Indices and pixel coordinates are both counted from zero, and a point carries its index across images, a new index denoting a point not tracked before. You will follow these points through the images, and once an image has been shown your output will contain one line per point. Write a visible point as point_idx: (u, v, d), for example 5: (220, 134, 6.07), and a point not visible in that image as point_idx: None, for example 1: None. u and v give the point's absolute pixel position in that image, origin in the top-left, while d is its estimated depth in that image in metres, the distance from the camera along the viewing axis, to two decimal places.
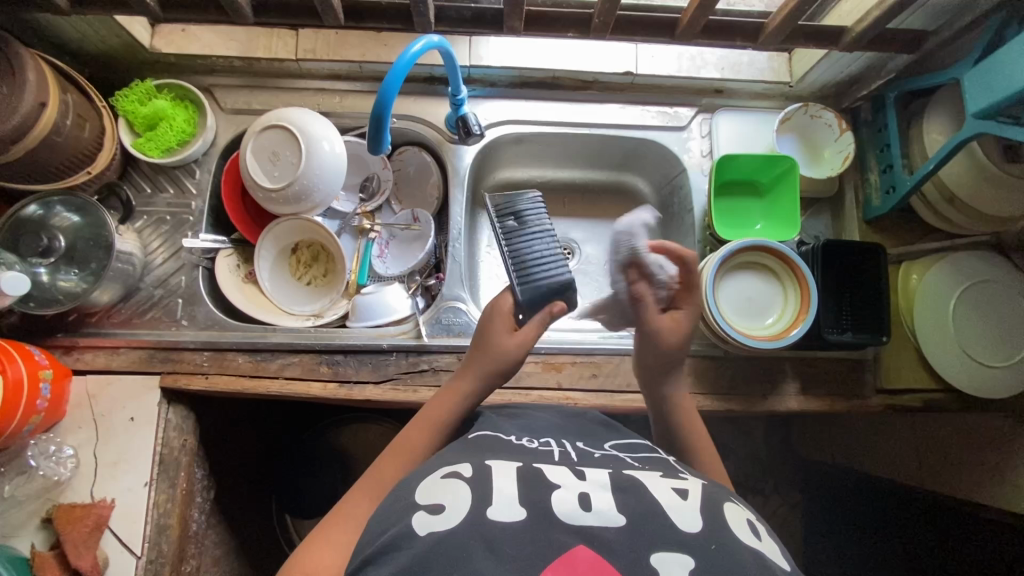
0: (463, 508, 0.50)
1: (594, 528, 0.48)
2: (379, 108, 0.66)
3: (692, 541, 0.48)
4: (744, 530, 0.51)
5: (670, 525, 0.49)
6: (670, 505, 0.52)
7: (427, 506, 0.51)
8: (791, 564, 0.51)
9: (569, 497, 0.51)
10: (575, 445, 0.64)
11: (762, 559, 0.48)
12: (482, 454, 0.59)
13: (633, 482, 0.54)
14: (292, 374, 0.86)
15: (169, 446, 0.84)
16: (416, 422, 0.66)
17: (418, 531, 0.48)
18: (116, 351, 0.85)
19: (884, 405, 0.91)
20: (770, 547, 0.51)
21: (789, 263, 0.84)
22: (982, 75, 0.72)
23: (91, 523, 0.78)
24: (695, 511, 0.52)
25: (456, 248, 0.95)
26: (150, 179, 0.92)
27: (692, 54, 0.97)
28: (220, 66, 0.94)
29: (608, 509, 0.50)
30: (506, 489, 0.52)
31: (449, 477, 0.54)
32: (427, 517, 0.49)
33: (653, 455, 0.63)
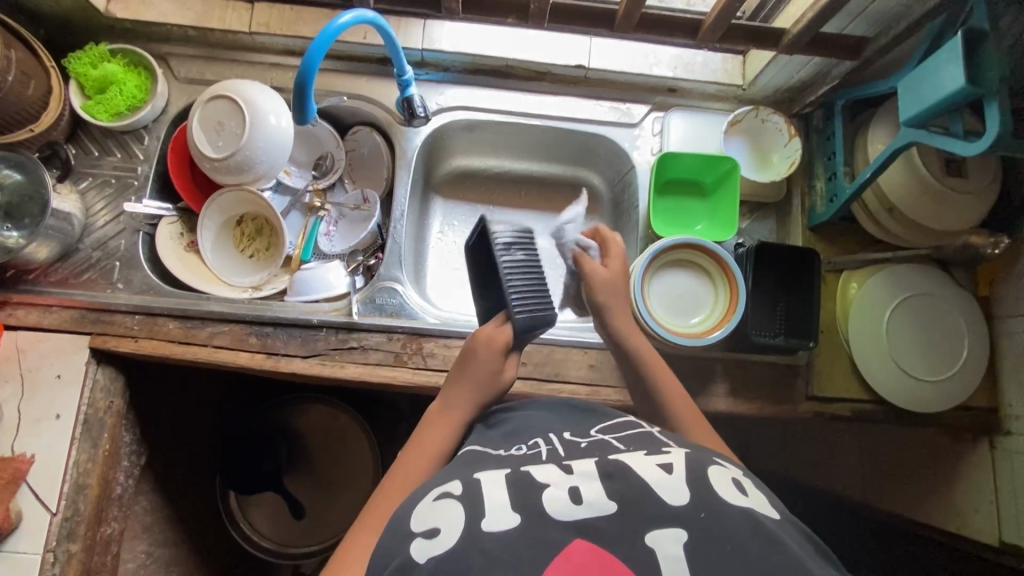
0: (458, 524, 0.50)
1: (588, 520, 0.49)
2: (301, 79, 0.67)
3: (683, 514, 0.49)
4: (730, 490, 0.53)
5: (659, 502, 0.50)
6: (655, 481, 0.52)
7: (422, 532, 0.51)
8: (779, 510, 0.53)
9: (559, 495, 0.51)
10: (561, 437, 0.61)
11: (751, 514, 0.50)
12: (471, 467, 0.57)
13: (622, 468, 0.54)
14: (221, 343, 0.86)
15: (95, 407, 0.85)
16: (409, 456, 0.66)
17: (417, 559, 0.48)
18: (48, 310, 0.86)
19: (813, 412, 0.90)
20: (757, 499, 0.53)
21: (720, 260, 0.83)
22: (913, 83, 0.71)
23: (7, 476, 0.79)
24: (681, 484, 0.52)
25: (397, 229, 0.95)
26: (99, 142, 0.92)
27: (646, 50, 0.97)
28: (175, 35, 0.94)
29: (598, 498, 0.51)
30: (496, 496, 0.52)
31: (441, 499, 0.53)
32: (424, 543, 0.49)
33: (639, 432, 0.62)
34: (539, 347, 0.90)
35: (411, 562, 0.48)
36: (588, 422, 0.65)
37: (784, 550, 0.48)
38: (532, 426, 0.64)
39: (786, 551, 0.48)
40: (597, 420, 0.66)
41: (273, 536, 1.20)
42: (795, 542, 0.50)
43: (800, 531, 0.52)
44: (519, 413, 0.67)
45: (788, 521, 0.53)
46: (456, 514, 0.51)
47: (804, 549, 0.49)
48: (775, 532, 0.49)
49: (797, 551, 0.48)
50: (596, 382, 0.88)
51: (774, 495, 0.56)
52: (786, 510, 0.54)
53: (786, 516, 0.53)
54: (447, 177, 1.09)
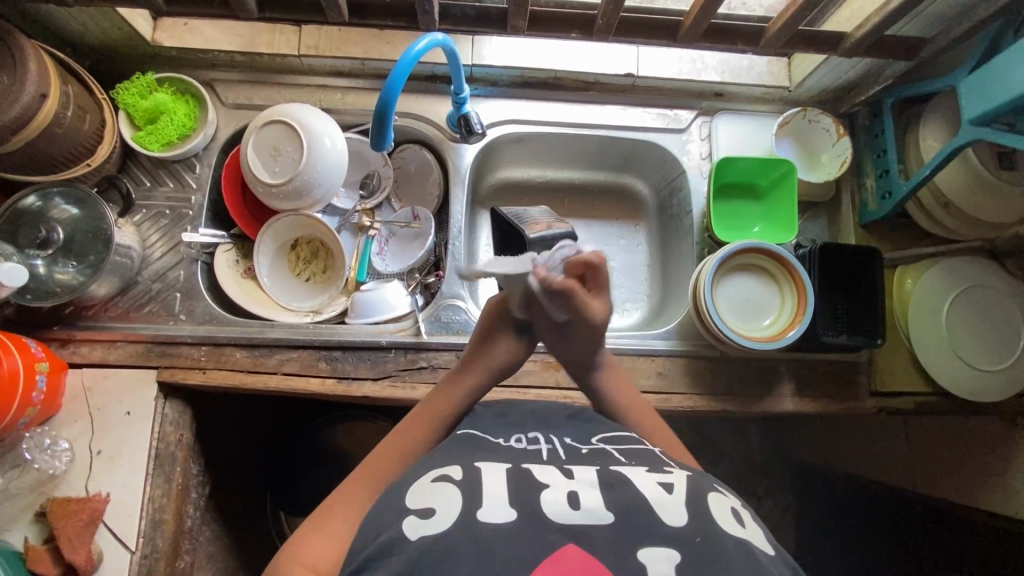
0: (454, 511, 0.49)
1: (583, 527, 0.48)
2: (382, 105, 0.66)
3: (679, 535, 0.48)
4: (727, 518, 0.52)
5: (656, 520, 0.49)
6: (656, 500, 0.51)
7: (417, 511, 0.50)
8: (775, 551, 0.52)
9: (558, 497, 0.51)
10: (562, 439, 0.63)
11: (745, 544, 0.49)
12: (470, 456, 0.58)
13: (621, 480, 0.54)
14: (291, 369, 0.85)
15: (165, 441, 0.84)
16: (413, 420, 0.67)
17: (410, 536, 0.48)
18: (113, 345, 0.85)
19: (877, 408, 0.92)
20: (753, 533, 0.52)
21: (790, 270, 0.84)
22: (977, 84, 0.73)
23: (86, 518, 0.77)
24: (680, 505, 0.51)
25: (455, 246, 0.95)
26: (150, 173, 0.91)
27: (692, 57, 0.97)
28: (222, 60, 0.93)
29: (596, 507, 0.50)
30: (494, 491, 0.51)
31: (441, 481, 0.54)
32: (418, 523, 0.49)
33: (639, 448, 0.63)
34: None
35: (401, 538, 0.48)
36: (590, 428, 0.67)
37: None
38: (535, 423, 0.67)
39: None
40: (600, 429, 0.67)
41: None
42: None
43: (789, 570, 0.50)
44: (519, 407, 0.73)
45: (780, 558, 0.51)
46: (453, 499, 0.51)
47: None
48: (765, 565, 0.48)
49: None
50: (665, 389, 0.89)
51: (773, 535, 0.54)
52: (780, 548, 0.53)
53: (781, 554, 0.52)
54: (492, 190, 1.09)
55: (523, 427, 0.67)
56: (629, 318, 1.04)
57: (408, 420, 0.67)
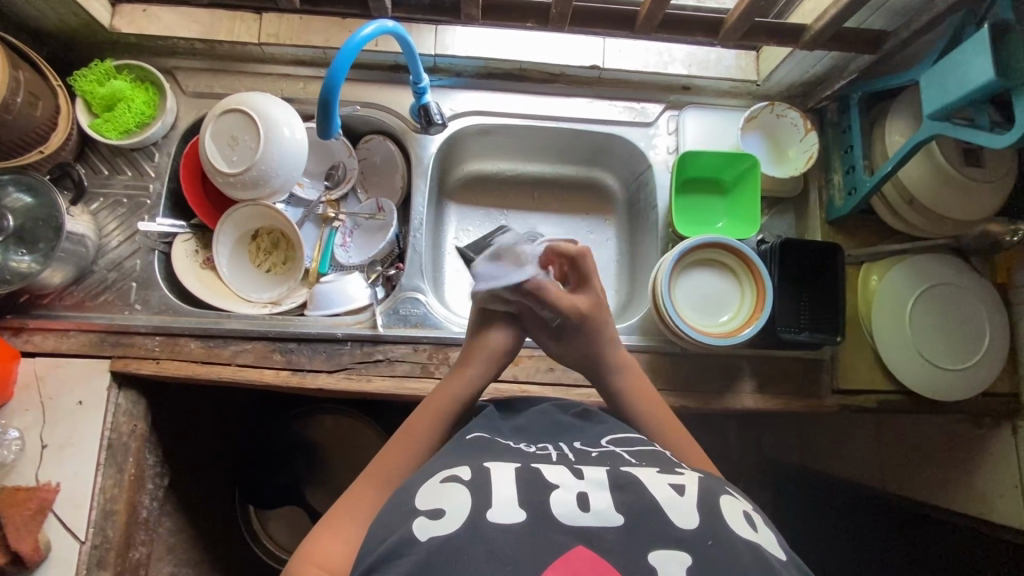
0: (462, 513, 0.49)
1: (594, 529, 0.48)
2: (326, 92, 0.66)
3: (690, 539, 0.48)
4: (740, 523, 0.51)
5: (667, 523, 0.49)
6: (666, 502, 0.51)
7: (427, 511, 0.50)
8: (786, 555, 0.51)
9: (568, 498, 0.50)
10: (571, 444, 0.62)
11: (758, 550, 0.48)
12: (480, 456, 0.57)
13: (632, 480, 0.53)
14: (245, 361, 0.85)
15: (118, 431, 0.83)
16: (421, 413, 0.68)
17: (420, 537, 0.48)
18: (66, 334, 0.84)
19: (839, 405, 0.91)
20: (765, 538, 0.51)
21: (750, 265, 0.84)
22: (938, 76, 0.71)
23: (34, 507, 0.77)
24: (692, 508, 0.51)
25: (416, 238, 0.94)
26: (108, 161, 0.91)
27: (660, 49, 0.96)
28: (182, 48, 0.92)
29: (606, 509, 0.49)
30: (504, 491, 0.51)
31: (449, 482, 0.53)
32: (428, 523, 0.49)
33: (647, 448, 0.62)
34: None
35: (411, 539, 0.48)
36: (599, 431, 0.65)
37: None
38: (542, 430, 0.65)
39: None
40: (607, 429, 0.66)
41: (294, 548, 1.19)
42: None
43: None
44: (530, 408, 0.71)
45: (792, 563, 0.51)
46: (462, 500, 0.50)
47: None
48: (779, 571, 0.47)
49: None
50: None
51: (783, 539, 0.53)
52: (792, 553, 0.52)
53: (792, 558, 0.51)
54: (460, 183, 1.08)
55: (531, 434, 0.65)
56: None
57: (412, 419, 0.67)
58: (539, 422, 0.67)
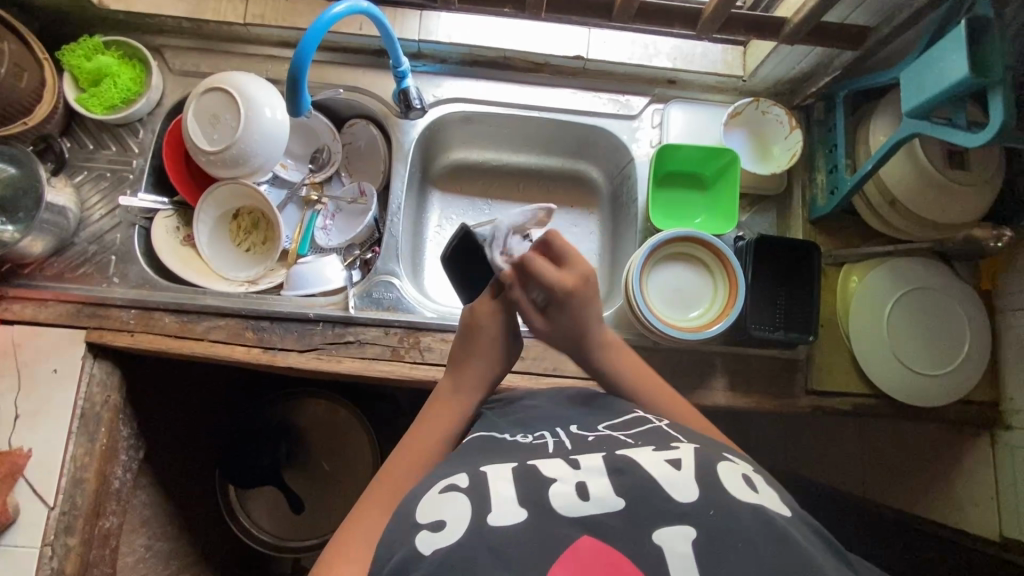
0: (463, 519, 0.49)
1: (597, 517, 0.48)
2: (294, 69, 0.66)
3: (692, 511, 0.48)
4: (740, 486, 0.51)
5: (666, 499, 0.49)
6: (663, 478, 0.51)
7: (428, 524, 0.50)
8: (791, 510, 0.52)
9: (567, 489, 0.50)
10: (568, 431, 0.62)
11: (762, 511, 0.49)
12: (475, 461, 0.57)
13: (629, 462, 0.53)
14: (218, 336, 0.86)
15: (91, 401, 0.85)
16: (421, 427, 0.68)
17: (423, 551, 0.47)
18: (44, 304, 0.85)
19: (813, 406, 0.90)
20: (767, 497, 0.52)
21: (727, 262, 0.82)
22: (915, 74, 0.71)
23: (4, 472, 0.79)
24: (690, 480, 0.51)
25: (394, 223, 0.94)
26: (94, 136, 0.92)
27: (645, 41, 0.96)
28: (170, 26, 0.93)
29: (606, 494, 0.50)
30: (502, 490, 0.51)
31: (448, 491, 0.52)
32: (429, 536, 0.48)
33: (647, 427, 0.62)
34: (538, 341, 0.89)
35: (415, 556, 0.47)
36: (595, 418, 0.65)
37: (794, 547, 0.46)
38: (542, 418, 0.65)
39: (799, 548, 0.46)
40: (606, 414, 0.66)
41: (272, 529, 1.20)
42: (807, 541, 0.48)
43: (811, 529, 0.50)
44: (519, 402, 0.72)
45: (799, 518, 0.51)
46: (461, 507, 0.50)
47: (815, 546, 0.48)
48: (785, 528, 0.48)
49: (806, 546, 0.47)
50: (594, 376, 0.88)
51: (785, 493, 0.54)
52: (796, 506, 0.53)
53: (799, 514, 0.52)
54: (445, 170, 1.08)
55: (530, 424, 0.65)
56: None
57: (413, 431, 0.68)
58: (537, 415, 0.67)
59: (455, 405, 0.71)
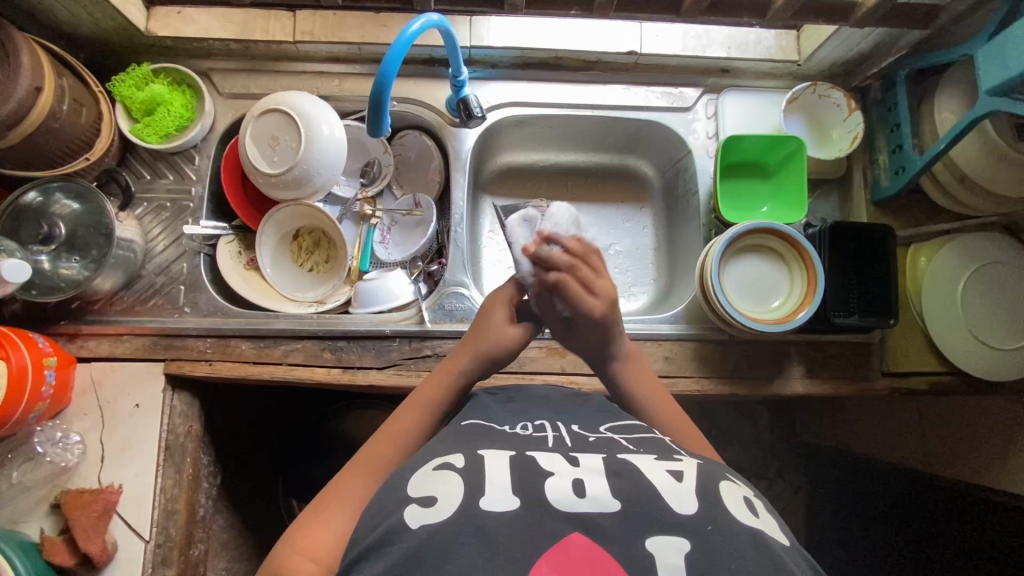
0: (455, 499, 0.49)
1: (590, 515, 0.47)
2: (378, 89, 0.65)
3: (688, 523, 0.47)
4: (742, 509, 0.50)
5: (664, 507, 0.48)
6: (664, 487, 0.50)
7: (419, 499, 0.50)
8: (789, 540, 0.51)
9: (563, 485, 0.50)
10: (569, 428, 0.62)
11: (759, 534, 0.48)
12: (474, 442, 0.57)
13: (628, 468, 0.53)
14: (296, 360, 0.86)
15: (175, 432, 0.85)
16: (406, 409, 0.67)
17: (411, 524, 0.48)
18: (119, 339, 0.85)
19: (890, 388, 0.90)
20: (767, 523, 0.51)
21: (808, 262, 0.82)
22: (996, 52, 0.71)
23: (99, 509, 0.79)
24: (690, 493, 0.50)
25: (457, 233, 0.94)
26: (150, 166, 0.91)
27: (698, 32, 0.94)
28: (217, 49, 0.92)
29: (602, 495, 0.49)
30: (499, 479, 0.51)
31: (442, 469, 0.53)
32: (419, 511, 0.49)
33: (649, 436, 0.61)
34: None
35: (401, 527, 0.48)
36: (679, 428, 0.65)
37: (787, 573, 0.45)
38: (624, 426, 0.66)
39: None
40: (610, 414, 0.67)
41: None
42: (800, 569, 0.47)
43: (806, 563, 0.49)
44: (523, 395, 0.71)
45: (796, 549, 0.51)
46: (455, 487, 0.50)
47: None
48: (780, 555, 0.47)
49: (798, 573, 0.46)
50: (671, 373, 0.88)
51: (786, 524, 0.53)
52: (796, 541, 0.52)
53: (795, 544, 0.51)
54: (494, 175, 1.07)
55: (531, 417, 0.64)
56: (635, 302, 1.03)
57: (405, 403, 0.68)
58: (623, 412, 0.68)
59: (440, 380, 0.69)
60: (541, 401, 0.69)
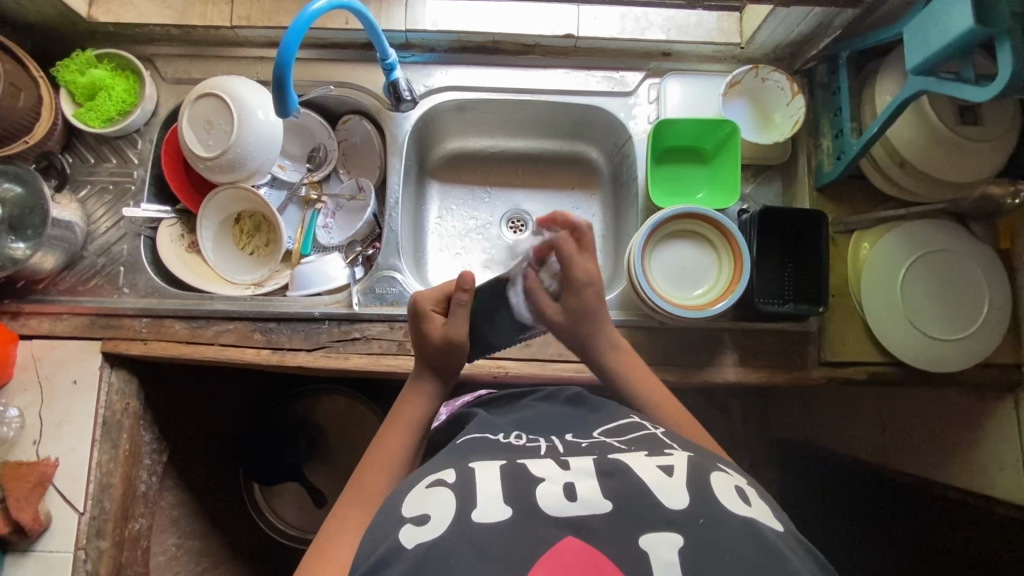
0: (448, 516, 0.48)
1: (582, 519, 0.47)
2: (278, 70, 0.68)
3: (680, 518, 0.47)
4: (733, 499, 0.50)
5: (655, 505, 0.48)
6: (655, 484, 0.50)
7: (414, 518, 0.49)
8: (784, 525, 0.51)
9: (554, 490, 0.49)
10: (562, 437, 0.60)
11: (751, 524, 0.48)
12: (465, 456, 0.56)
13: (620, 466, 0.52)
14: (227, 340, 0.87)
15: (112, 409, 0.87)
16: (387, 434, 0.67)
17: (406, 545, 0.46)
18: (59, 317, 0.88)
19: (825, 378, 0.88)
20: (761, 511, 0.50)
21: (737, 256, 0.81)
22: (919, 30, 0.68)
23: (34, 480, 0.81)
24: (681, 487, 0.50)
25: (392, 217, 0.94)
26: (94, 150, 0.93)
27: (636, 15, 0.93)
28: (159, 35, 0.94)
29: (593, 496, 0.49)
30: (490, 489, 0.50)
31: (435, 485, 0.52)
32: (414, 530, 0.48)
33: (643, 433, 0.59)
34: None
35: (397, 549, 0.46)
36: (592, 423, 0.63)
37: (782, 561, 0.45)
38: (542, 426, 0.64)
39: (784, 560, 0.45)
40: (602, 417, 0.65)
41: (297, 522, 1.24)
42: (795, 554, 0.47)
43: (803, 545, 0.49)
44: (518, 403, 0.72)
45: (790, 534, 0.50)
46: (446, 502, 0.49)
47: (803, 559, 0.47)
48: (775, 544, 0.47)
49: (795, 561, 0.46)
50: None
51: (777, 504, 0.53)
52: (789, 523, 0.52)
53: (790, 531, 0.51)
54: (442, 161, 1.08)
55: (528, 425, 0.64)
56: None
57: (382, 431, 0.68)
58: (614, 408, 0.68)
59: (417, 401, 0.70)
60: (538, 408, 0.69)
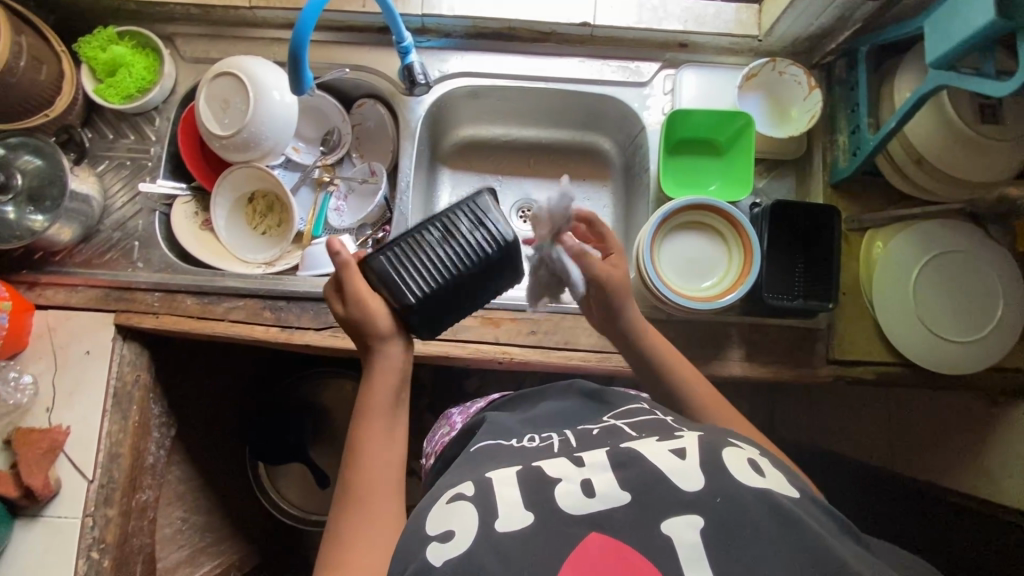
0: (470, 532, 0.47)
1: (603, 513, 0.46)
2: (295, 48, 0.70)
3: (698, 500, 0.46)
4: (745, 470, 0.49)
5: (673, 489, 0.47)
6: (671, 470, 0.49)
7: (438, 536, 0.48)
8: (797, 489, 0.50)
9: (572, 489, 0.49)
10: (574, 429, 0.60)
11: (768, 494, 0.47)
12: (481, 467, 0.55)
13: (632, 455, 0.51)
14: (237, 317, 0.88)
15: (123, 380, 0.89)
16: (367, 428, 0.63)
17: (434, 564, 0.46)
18: (75, 289, 0.90)
19: (834, 375, 0.88)
20: (775, 481, 0.50)
21: (749, 247, 0.81)
22: (938, 24, 0.67)
23: (45, 446, 0.83)
24: (695, 467, 0.49)
25: (402, 201, 0.95)
26: (113, 126, 0.95)
27: (654, 5, 0.93)
28: (179, 14, 0.95)
29: (610, 489, 0.48)
30: (508, 496, 0.49)
31: (455, 500, 0.51)
32: (440, 547, 0.47)
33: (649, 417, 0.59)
34: (549, 315, 0.89)
35: (426, 568, 0.46)
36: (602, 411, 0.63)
37: (800, 528, 0.45)
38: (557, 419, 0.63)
39: (806, 528, 0.45)
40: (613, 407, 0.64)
41: (300, 503, 1.26)
42: (816, 521, 0.46)
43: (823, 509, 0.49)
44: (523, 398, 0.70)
45: (806, 497, 0.50)
46: (468, 516, 0.48)
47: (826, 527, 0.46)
48: (793, 511, 0.46)
49: (816, 528, 0.45)
50: (606, 348, 0.87)
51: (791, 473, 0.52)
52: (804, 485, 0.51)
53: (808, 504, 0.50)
54: (455, 148, 1.08)
55: (540, 424, 0.63)
56: None
57: (358, 422, 0.64)
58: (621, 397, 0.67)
59: (382, 378, 0.65)
60: (550, 401, 0.67)
